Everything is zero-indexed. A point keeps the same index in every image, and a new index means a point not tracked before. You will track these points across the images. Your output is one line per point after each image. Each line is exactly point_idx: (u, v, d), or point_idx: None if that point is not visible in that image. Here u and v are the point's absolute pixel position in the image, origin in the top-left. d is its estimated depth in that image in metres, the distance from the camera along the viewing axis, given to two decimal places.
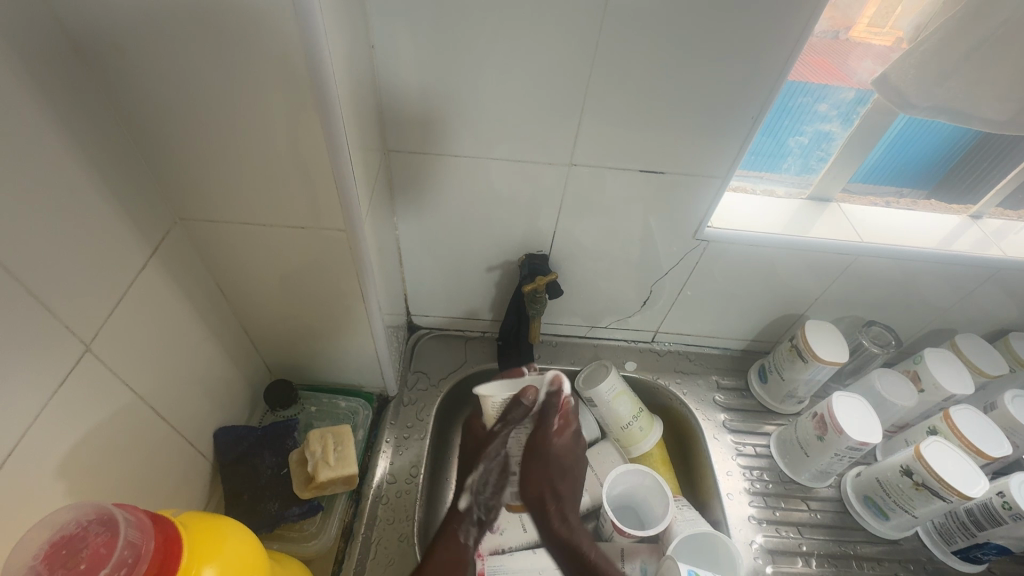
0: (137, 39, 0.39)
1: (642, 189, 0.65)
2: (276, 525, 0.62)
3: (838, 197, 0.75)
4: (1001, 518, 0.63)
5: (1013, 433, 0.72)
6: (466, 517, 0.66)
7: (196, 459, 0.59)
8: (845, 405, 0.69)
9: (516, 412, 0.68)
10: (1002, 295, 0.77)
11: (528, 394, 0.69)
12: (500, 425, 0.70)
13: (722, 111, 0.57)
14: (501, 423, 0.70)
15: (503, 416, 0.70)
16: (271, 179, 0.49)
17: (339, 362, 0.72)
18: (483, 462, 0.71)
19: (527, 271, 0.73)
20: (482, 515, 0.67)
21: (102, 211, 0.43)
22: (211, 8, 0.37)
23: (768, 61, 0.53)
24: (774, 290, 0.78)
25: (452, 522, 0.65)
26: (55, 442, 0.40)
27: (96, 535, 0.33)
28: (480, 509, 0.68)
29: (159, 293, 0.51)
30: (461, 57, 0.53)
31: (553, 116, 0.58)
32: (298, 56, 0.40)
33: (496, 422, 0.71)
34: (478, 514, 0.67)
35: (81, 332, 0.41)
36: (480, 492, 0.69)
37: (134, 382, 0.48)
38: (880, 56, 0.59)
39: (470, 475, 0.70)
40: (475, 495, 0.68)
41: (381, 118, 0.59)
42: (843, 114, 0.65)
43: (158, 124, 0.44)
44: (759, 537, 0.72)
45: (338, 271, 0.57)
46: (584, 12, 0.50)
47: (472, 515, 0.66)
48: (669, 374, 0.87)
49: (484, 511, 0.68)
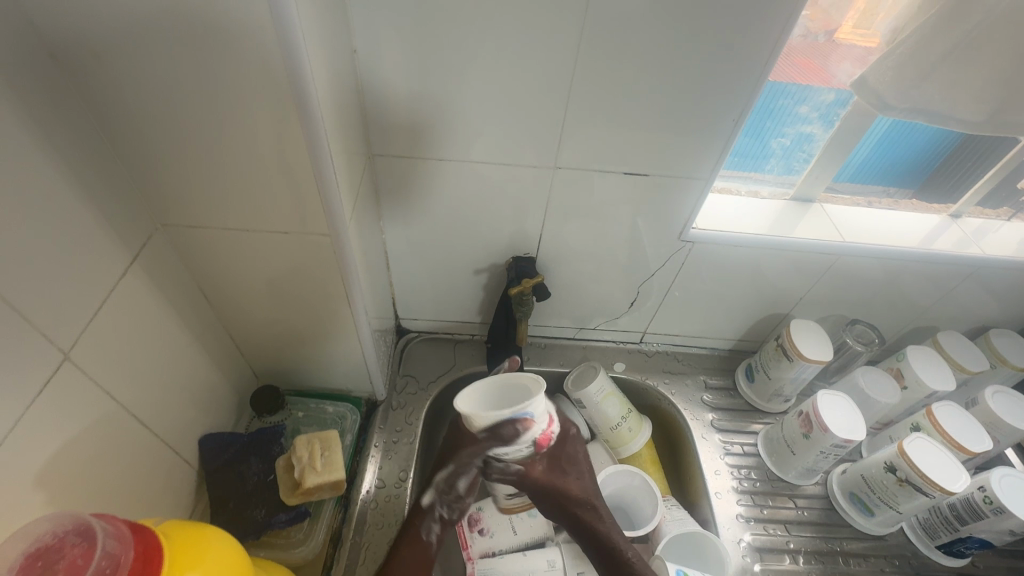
0: (115, 45, 0.39)
1: (626, 191, 0.65)
2: (262, 533, 0.62)
3: (821, 198, 0.76)
4: (983, 513, 0.64)
5: (995, 428, 0.73)
6: (429, 515, 0.60)
7: (180, 467, 0.59)
8: (830, 403, 0.70)
9: (506, 430, 0.55)
10: (981, 292, 0.78)
11: (522, 424, 0.55)
12: (484, 435, 0.55)
13: (704, 114, 0.58)
14: (487, 435, 0.55)
15: (492, 429, 0.55)
16: (253, 184, 0.48)
17: (326, 366, 0.71)
18: (454, 463, 0.58)
19: (514, 274, 0.73)
20: (447, 512, 0.60)
21: (81, 218, 0.43)
22: (190, 14, 0.37)
23: (747, 64, 0.53)
24: (759, 290, 0.79)
25: (414, 518, 0.59)
26: (34, 451, 0.40)
27: (73, 547, 0.33)
28: (445, 505, 0.60)
29: (140, 298, 0.50)
30: (445, 62, 0.54)
31: (537, 120, 0.58)
32: (278, 61, 0.40)
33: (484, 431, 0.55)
34: (440, 509, 0.60)
35: (59, 340, 0.41)
36: (447, 491, 0.60)
37: (115, 390, 0.48)
38: (860, 59, 0.59)
39: (457, 478, 0.59)
40: (441, 492, 0.60)
41: (366, 122, 0.59)
42: (824, 115, 0.66)
43: (138, 129, 0.44)
44: (747, 535, 0.73)
45: (323, 276, 0.57)
46: (566, 16, 0.50)
47: (435, 512, 0.60)
48: (657, 375, 0.87)
49: (454, 509, 0.61)
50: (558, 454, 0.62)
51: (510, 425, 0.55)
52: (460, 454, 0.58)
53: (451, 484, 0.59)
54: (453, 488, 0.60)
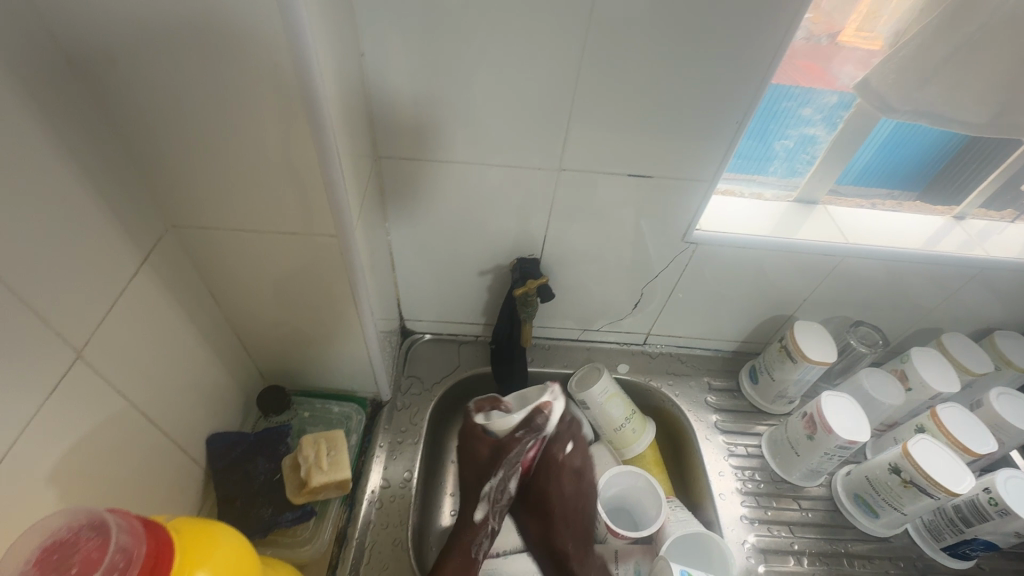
0: (128, 50, 0.39)
1: (631, 193, 0.66)
2: (271, 530, 0.62)
3: (825, 199, 0.76)
4: (988, 514, 0.64)
5: (1000, 429, 0.73)
6: (482, 529, 0.65)
7: (188, 466, 0.59)
8: (835, 404, 0.70)
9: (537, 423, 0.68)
10: (986, 294, 0.78)
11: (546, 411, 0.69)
12: (522, 431, 0.68)
13: (708, 116, 0.58)
14: (525, 431, 0.68)
15: (525, 423, 0.68)
16: (262, 187, 0.49)
17: (332, 367, 0.72)
18: (504, 469, 0.67)
19: (519, 275, 0.74)
20: (497, 525, 0.66)
21: (94, 219, 0.43)
22: (202, 18, 0.38)
23: (750, 67, 0.54)
24: (763, 291, 0.79)
25: (468, 532, 0.65)
26: (47, 448, 0.40)
27: (87, 540, 0.33)
28: (495, 518, 0.66)
29: (151, 298, 0.51)
30: (451, 65, 0.54)
31: (542, 122, 0.59)
32: (287, 65, 0.41)
33: (520, 428, 0.68)
34: (490, 524, 0.66)
35: (71, 338, 0.42)
36: (498, 500, 0.67)
37: (126, 388, 0.48)
38: (861, 61, 0.60)
39: (507, 480, 0.67)
40: (492, 504, 0.67)
41: (373, 125, 0.59)
42: (827, 118, 0.66)
43: (149, 132, 0.45)
44: (751, 536, 0.73)
45: (329, 278, 0.58)
46: (571, 20, 0.51)
47: (487, 525, 0.65)
48: (661, 376, 0.88)
49: (496, 519, 0.66)
50: (534, 479, 0.69)
51: (539, 413, 0.68)
52: (507, 458, 0.67)
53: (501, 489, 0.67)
54: (504, 493, 0.67)
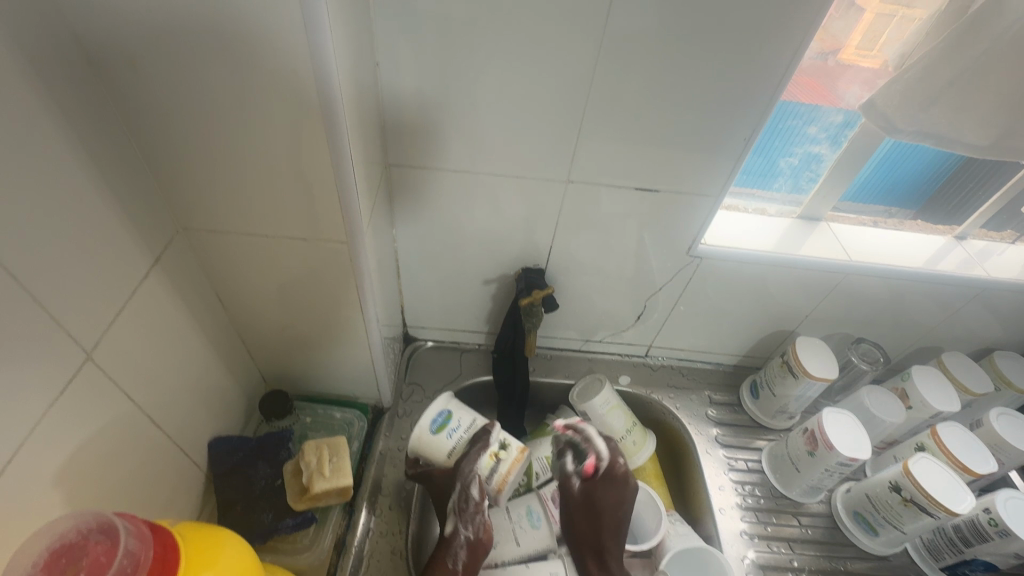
0: (151, 55, 0.40)
1: (637, 206, 0.66)
2: (269, 537, 0.62)
3: (827, 217, 0.77)
4: (988, 535, 0.64)
5: (1001, 450, 0.73)
6: (453, 542, 0.59)
7: (190, 469, 0.59)
8: (835, 421, 0.70)
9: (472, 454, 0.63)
10: (986, 314, 0.78)
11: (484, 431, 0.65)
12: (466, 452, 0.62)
13: (716, 132, 0.59)
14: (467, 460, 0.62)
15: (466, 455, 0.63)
16: (274, 192, 0.49)
17: (334, 372, 0.72)
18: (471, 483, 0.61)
19: (523, 285, 0.74)
20: (470, 534, 0.59)
21: (109, 221, 0.44)
22: (222, 26, 0.38)
23: (758, 84, 0.55)
24: (765, 306, 0.79)
25: (439, 549, 0.59)
26: (54, 448, 0.40)
27: (96, 543, 0.33)
28: (466, 526, 0.60)
29: (160, 300, 0.51)
30: (463, 74, 0.55)
31: (551, 133, 0.59)
32: (305, 74, 0.41)
33: (444, 434, 0.65)
34: (465, 532, 0.59)
35: (83, 340, 0.42)
36: (466, 510, 0.60)
37: (132, 391, 0.48)
38: (867, 81, 0.61)
39: (473, 491, 0.60)
40: (461, 515, 0.60)
41: (383, 132, 0.60)
42: (832, 136, 0.67)
43: (166, 135, 0.45)
44: (751, 552, 0.72)
45: (336, 283, 0.58)
46: (583, 34, 0.51)
47: (459, 536, 0.59)
48: (662, 389, 0.88)
49: (472, 527, 0.60)
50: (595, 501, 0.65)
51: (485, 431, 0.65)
52: (461, 470, 0.62)
53: (468, 499, 0.60)
54: (471, 502, 0.60)
